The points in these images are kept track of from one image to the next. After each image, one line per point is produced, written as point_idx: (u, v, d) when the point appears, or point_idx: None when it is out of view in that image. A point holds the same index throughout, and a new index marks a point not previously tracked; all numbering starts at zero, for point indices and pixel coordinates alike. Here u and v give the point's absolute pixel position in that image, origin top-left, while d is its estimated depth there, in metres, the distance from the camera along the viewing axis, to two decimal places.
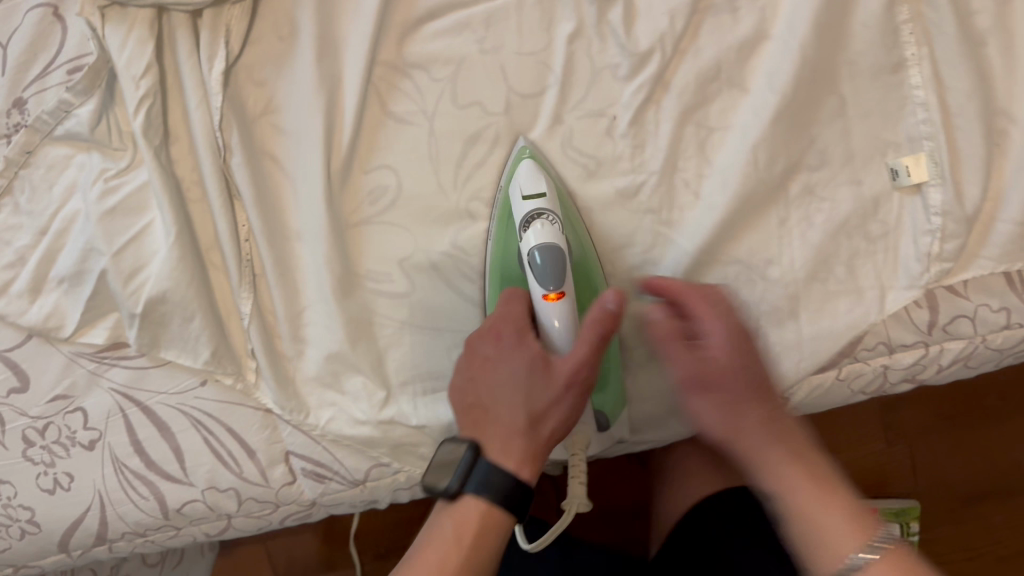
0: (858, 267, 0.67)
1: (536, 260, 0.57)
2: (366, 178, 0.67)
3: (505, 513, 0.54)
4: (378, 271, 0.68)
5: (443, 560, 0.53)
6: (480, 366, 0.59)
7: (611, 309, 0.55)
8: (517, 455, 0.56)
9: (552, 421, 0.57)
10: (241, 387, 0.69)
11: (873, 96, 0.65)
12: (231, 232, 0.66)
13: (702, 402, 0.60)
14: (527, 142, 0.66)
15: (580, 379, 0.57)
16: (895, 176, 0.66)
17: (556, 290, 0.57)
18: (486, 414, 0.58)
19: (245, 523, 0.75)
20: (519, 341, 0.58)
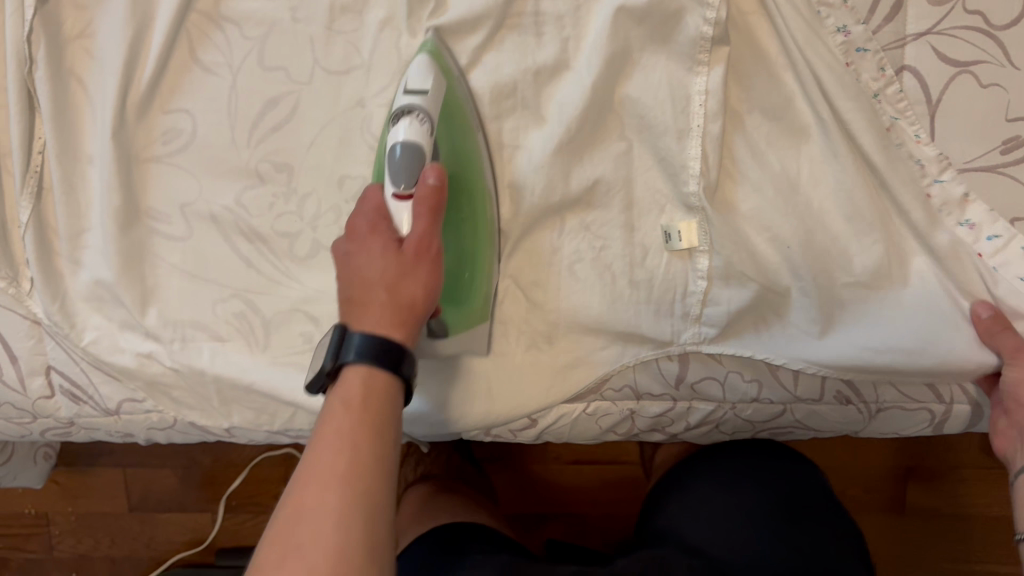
0: (615, 313, 0.68)
1: (395, 156, 0.58)
2: (163, 118, 0.68)
3: (387, 373, 0.52)
4: (160, 211, 0.69)
5: (340, 428, 0.49)
6: (342, 262, 0.58)
7: (431, 183, 0.56)
8: (384, 325, 0.54)
9: (413, 291, 0.56)
10: (12, 293, 0.70)
11: (664, 147, 0.65)
12: (23, 142, 0.68)
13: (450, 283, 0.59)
14: (435, 35, 0.65)
15: (429, 242, 0.57)
16: (668, 238, 0.67)
17: (407, 189, 0.57)
18: (352, 296, 0.56)
19: (6, 426, 0.76)
20: (372, 228, 0.57)
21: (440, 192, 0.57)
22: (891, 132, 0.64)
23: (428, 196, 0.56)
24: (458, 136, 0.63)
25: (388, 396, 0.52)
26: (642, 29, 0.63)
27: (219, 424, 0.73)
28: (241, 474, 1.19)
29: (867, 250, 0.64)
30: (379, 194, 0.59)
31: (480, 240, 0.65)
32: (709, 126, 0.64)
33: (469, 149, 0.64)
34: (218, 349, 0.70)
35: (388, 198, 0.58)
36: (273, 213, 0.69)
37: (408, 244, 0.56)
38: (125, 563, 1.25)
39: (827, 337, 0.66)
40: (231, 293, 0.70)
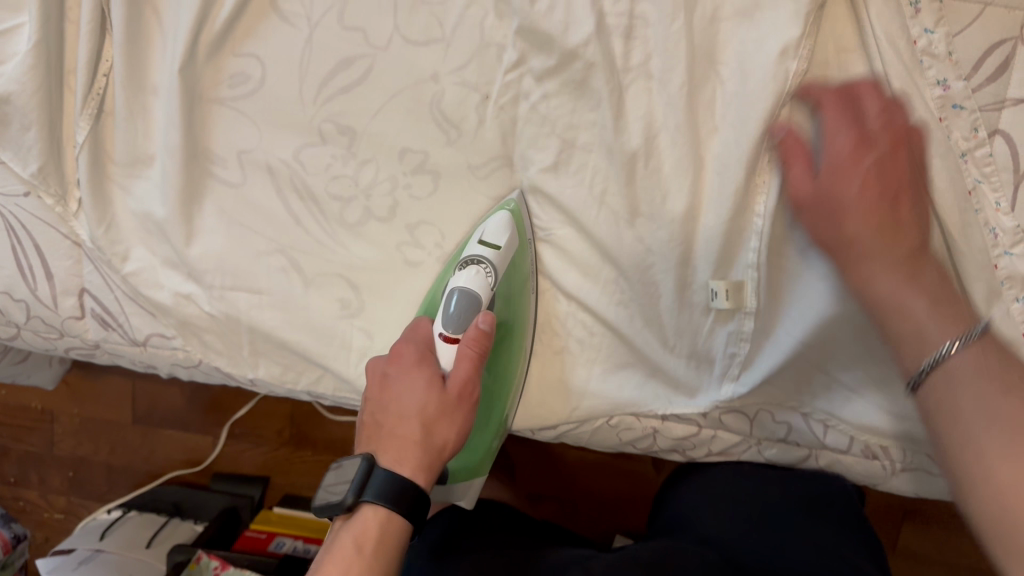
0: (652, 341, 0.67)
1: (451, 301, 0.62)
2: (233, 61, 0.67)
3: (403, 520, 0.55)
4: (220, 155, 0.69)
5: (347, 573, 0.52)
6: (378, 383, 0.60)
7: (483, 330, 0.61)
8: (411, 464, 0.56)
9: (447, 433, 0.58)
10: (59, 212, 0.70)
11: (737, 175, 0.62)
12: (90, 63, 0.67)
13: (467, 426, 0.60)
14: (518, 198, 0.69)
15: (467, 393, 0.60)
16: (713, 297, 0.64)
17: (456, 333, 0.62)
18: (382, 429, 0.58)
19: (31, 338, 0.76)
20: (419, 360, 0.61)
21: (486, 339, 0.61)
22: (972, 195, 0.62)
23: (475, 341, 0.60)
24: (513, 296, 0.68)
25: (399, 544, 0.54)
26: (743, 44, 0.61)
27: (245, 373, 0.73)
28: (247, 406, 1.19)
29: None
30: (430, 328, 0.63)
31: (501, 388, 0.68)
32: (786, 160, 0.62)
33: (516, 309, 0.68)
34: (255, 303, 0.70)
35: (438, 335, 0.62)
36: (328, 174, 0.69)
37: (452, 383, 0.59)
38: (121, 473, 1.27)
39: (855, 400, 0.67)
40: (276, 248, 0.70)
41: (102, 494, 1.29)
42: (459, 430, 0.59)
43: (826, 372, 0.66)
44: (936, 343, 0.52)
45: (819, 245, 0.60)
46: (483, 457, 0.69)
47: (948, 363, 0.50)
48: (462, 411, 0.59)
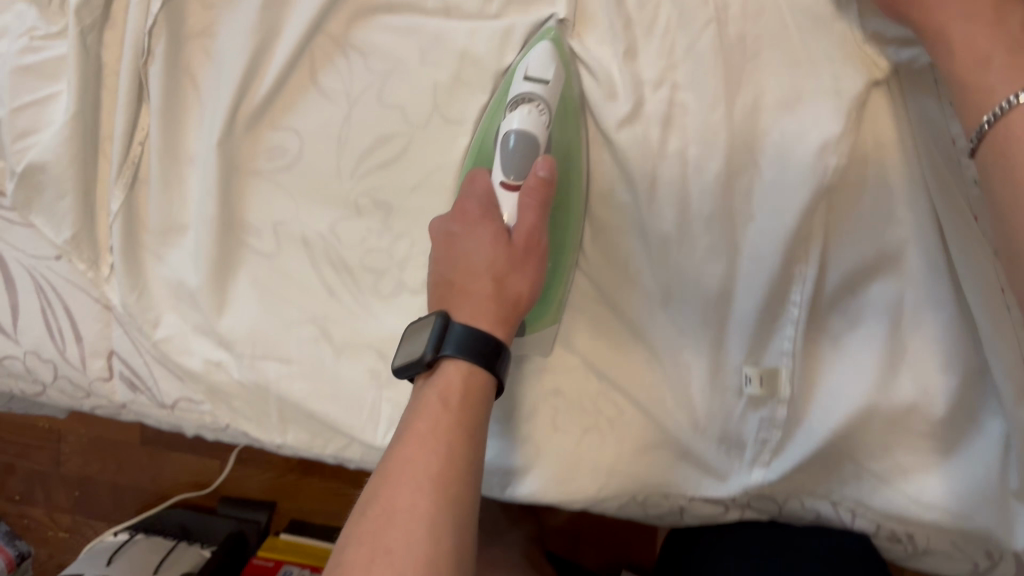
0: (683, 420, 0.68)
1: (509, 144, 0.60)
2: (271, 134, 0.67)
3: (484, 374, 0.54)
4: (256, 226, 0.69)
5: (436, 425, 0.51)
6: (444, 241, 0.60)
7: (543, 178, 0.57)
8: (486, 320, 0.55)
9: (518, 287, 0.57)
10: (91, 276, 0.70)
11: (772, 261, 0.62)
12: (126, 132, 0.67)
13: (535, 263, 0.59)
14: (556, 24, 0.62)
15: (535, 241, 0.58)
16: (747, 382, 0.65)
17: (516, 181, 0.60)
18: (453, 284, 0.57)
19: (58, 396, 0.76)
20: (483, 214, 0.59)
21: (550, 186, 0.58)
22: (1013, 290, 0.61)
23: (540, 187, 0.57)
24: (562, 133, 0.66)
25: (485, 398, 0.54)
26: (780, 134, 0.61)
27: (273, 439, 0.72)
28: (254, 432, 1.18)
29: (949, 403, 0.64)
30: (489, 180, 0.60)
31: (572, 228, 0.68)
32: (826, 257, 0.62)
33: (571, 143, 0.67)
34: (285, 373, 0.69)
35: (497, 185, 0.60)
36: (363, 247, 0.68)
37: (517, 236, 0.58)
38: (125, 492, 1.27)
39: (884, 486, 0.67)
40: (307, 318, 0.69)
41: (107, 514, 1.28)
42: (532, 262, 0.58)
43: (857, 461, 0.68)
44: (997, 96, 0.45)
45: (913, 26, 0.52)
46: (558, 309, 0.70)
47: (1010, 116, 0.45)
48: (532, 268, 0.58)
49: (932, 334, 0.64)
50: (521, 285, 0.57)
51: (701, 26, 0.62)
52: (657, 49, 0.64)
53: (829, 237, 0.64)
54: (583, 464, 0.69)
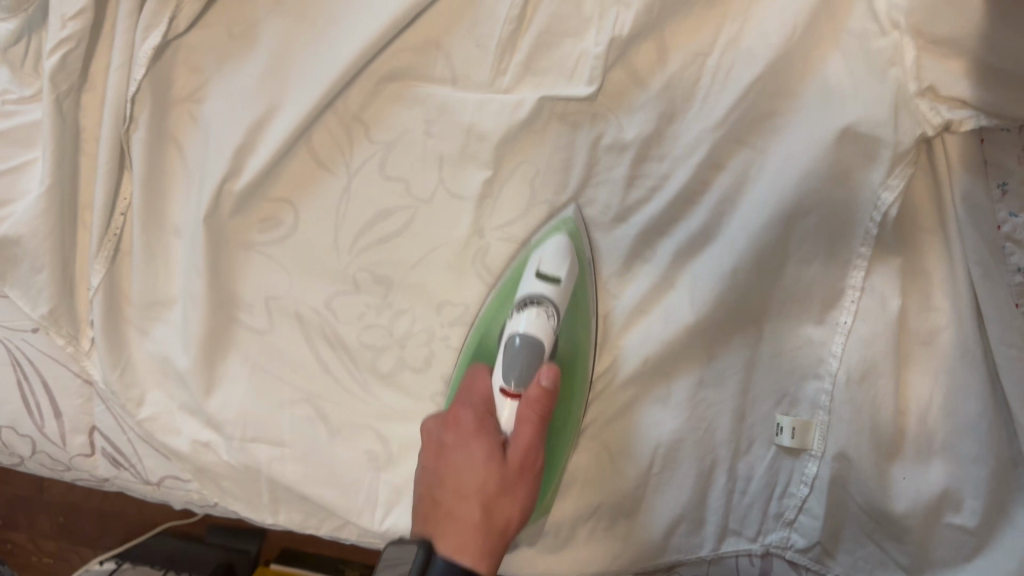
0: (702, 510, 0.64)
1: (513, 344, 0.57)
2: (265, 206, 0.63)
3: None
4: (247, 301, 0.65)
5: None
6: (435, 452, 0.55)
7: (546, 388, 0.55)
8: (472, 551, 0.48)
9: (507, 515, 0.52)
10: (70, 351, 0.66)
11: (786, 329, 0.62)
12: (106, 204, 0.62)
13: (525, 488, 0.53)
14: (575, 213, 0.62)
15: (530, 459, 0.53)
16: (779, 432, 0.62)
17: (517, 388, 0.56)
18: (438, 505, 0.52)
19: (36, 467, 0.72)
20: (478, 427, 0.54)
21: (550, 398, 0.55)
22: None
23: (539, 401, 0.54)
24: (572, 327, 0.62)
25: None
26: (798, 250, 0.59)
27: (263, 518, 0.68)
28: None
29: (980, 495, 0.60)
30: (487, 386, 0.57)
31: (570, 418, 0.62)
32: (856, 324, 0.60)
33: (576, 343, 0.62)
34: (277, 455, 0.65)
35: (496, 391, 0.56)
36: (361, 324, 0.64)
37: (511, 455, 0.53)
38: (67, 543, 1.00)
39: None
40: (301, 397, 0.65)
41: None
42: (512, 505, 0.52)
43: (882, 547, 0.63)
44: None
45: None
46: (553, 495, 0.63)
47: None
48: (520, 498, 0.53)
49: (965, 420, 0.60)
50: (500, 516, 0.51)
51: (736, 107, 0.58)
52: (688, 128, 0.59)
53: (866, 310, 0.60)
54: (580, 525, 0.64)
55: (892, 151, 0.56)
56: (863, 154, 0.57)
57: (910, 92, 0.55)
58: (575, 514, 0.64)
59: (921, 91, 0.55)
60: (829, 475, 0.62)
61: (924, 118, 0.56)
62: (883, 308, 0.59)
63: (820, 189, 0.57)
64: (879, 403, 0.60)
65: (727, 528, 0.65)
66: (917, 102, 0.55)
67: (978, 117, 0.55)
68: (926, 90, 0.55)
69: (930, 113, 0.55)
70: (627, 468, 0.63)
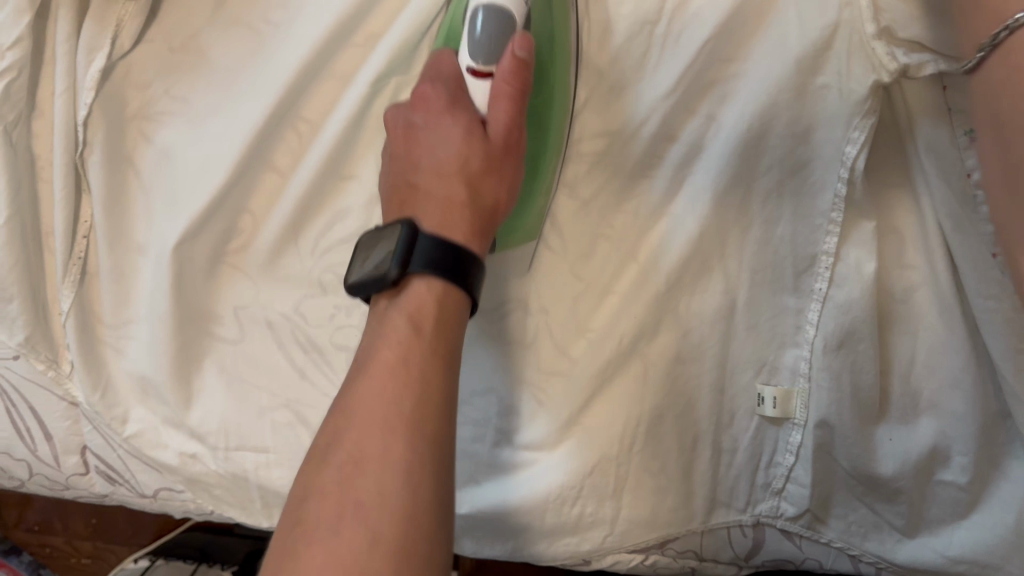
0: (690, 480, 0.63)
1: (476, 25, 0.53)
2: (221, 219, 0.62)
3: (457, 290, 0.49)
4: (218, 312, 0.65)
5: (408, 354, 0.46)
6: (404, 134, 0.54)
7: (518, 59, 0.52)
8: (461, 229, 0.50)
9: (495, 191, 0.53)
10: (52, 374, 0.66)
11: (764, 297, 0.59)
12: (68, 227, 0.63)
13: (510, 158, 0.54)
14: None
15: (513, 131, 0.53)
16: (761, 403, 0.61)
17: (486, 67, 0.53)
18: (413, 190, 0.53)
19: (38, 489, 0.73)
20: (450, 104, 0.53)
21: (525, 67, 0.53)
22: None
23: (514, 74, 0.52)
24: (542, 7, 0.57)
25: (457, 316, 0.49)
26: (763, 208, 0.58)
27: (259, 522, 0.69)
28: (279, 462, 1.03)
29: (970, 453, 0.59)
30: (454, 62, 0.54)
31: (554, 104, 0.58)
32: (831, 290, 0.58)
33: (547, 32, 0.57)
34: (262, 461, 0.66)
35: (465, 72, 0.54)
36: (333, 326, 0.63)
37: (494, 129, 0.53)
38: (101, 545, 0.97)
39: (908, 538, 0.63)
40: (281, 403, 0.65)
41: None
42: (494, 186, 0.53)
43: (873, 509, 0.63)
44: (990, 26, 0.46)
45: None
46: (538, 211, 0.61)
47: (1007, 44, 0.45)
48: (501, 174, 0.53)
49: (949, 377, 0.58)
50: (492, 189, 0.53)
51: (683, 78, 0.56)
52: (641, 101, 0.57)
53: (838, 275, 0.58)
54: (568, 508, 0.63)
55: (845, 111, 0.54)
56: (820, 114, 0.54)
57: (867, 34, 0.52)
58: (560, 496, 0.63)
59: (878, 34, 0.52)
60: (813, 441, 0.61)
61: (879, 65, 0.52)
62: (859, 272, 0.57)
63: (773, 158, 0.56)
64: (857, 370, 0.58)
65: (716, 501, 0.64)
66: (874, 45, 0.52)
67: (937, 61, 0.51)
68: (882, 32, 0.52)
69: (886, 59, 0.52)
70: (606, 448, 0.62)
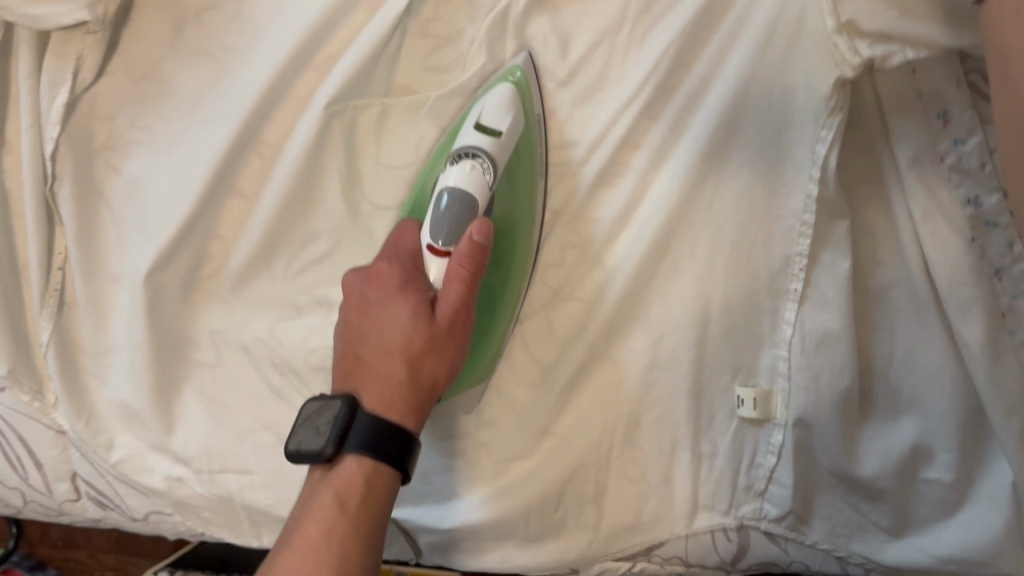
0: (672, 487, 0.62)
1: (440, 205, 0.54)
2: (193, 245, 0.63)
3: (390, 468, 0.50)
4: (195, 338, 0.65)
5: (330, 531, 0.47)
6: (358, 306, 0.55)
7: (476, 245, 0.52)
8: (397, 406, 0.51)
9: (436, 370, 0.53)
10: (37, 405, 0.67)
11: (741, 301, 0.58)
12: (42, 259, 0.64)
13: (453, 340, 0.54)
14: (524, 60, 0.58)
15: (462, 315, 0.53)
16: (739, 404, 0.60)
17: (445, 247, 0.53)
18: (360, 364, 0.53)
19: (35, 515, 0.74)
20: (402, 285, 0.54)
21: (481, 255, 0.52)
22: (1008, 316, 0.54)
23: (468, 263, 0.52)
24: (510, 178, 0.59)
25: (386, 494, 0.50)
26: (737, 206, 0.56)
27: (249, 541, 0.69)
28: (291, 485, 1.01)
29: (951, 450, 0.58)
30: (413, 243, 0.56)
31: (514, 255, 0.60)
32: (808, 290, 0.57)
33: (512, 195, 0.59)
34: (247, 483, 0.66)
35: (424, 248, 0.54)
36: (306, 347, 0.63)
37: (442, 310, 0.53)
38: None
39: (896, 538, 0.62)
40: (263, 424, 0.65)
41: None
42: (436, 365, 0.53)
43: (858, 510, 0.62)
44: None
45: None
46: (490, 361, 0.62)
47: None
48: (445, 354, 0.53)
49: (929, 375, 0.57)
50: (438, 359, 0.53)
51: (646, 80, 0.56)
52: (602, 109, 0.58)
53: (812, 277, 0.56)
54: (552, 512, 0.64)
55: (812, 106, 0.53)
56: (791, 111, 0.54)
57: (827, 29, 0.50)
58: (541, 499, 0.63)
59: (839, 29, 0.50)
60: (795, 442, 0.60)
61: (842, 60, 0.51)
62: (835, 272, 0.56)
63: (740, 159, 0.56)
64: (831, 374, 0.57)
65: (698, 505, 0.63)
66: (836, 40, 0.50)
67: (905, 51, 0.49)
68: (844, 25, 0.50)
69: (848, 52, 0.50)
70: (584, 453, 0.62)
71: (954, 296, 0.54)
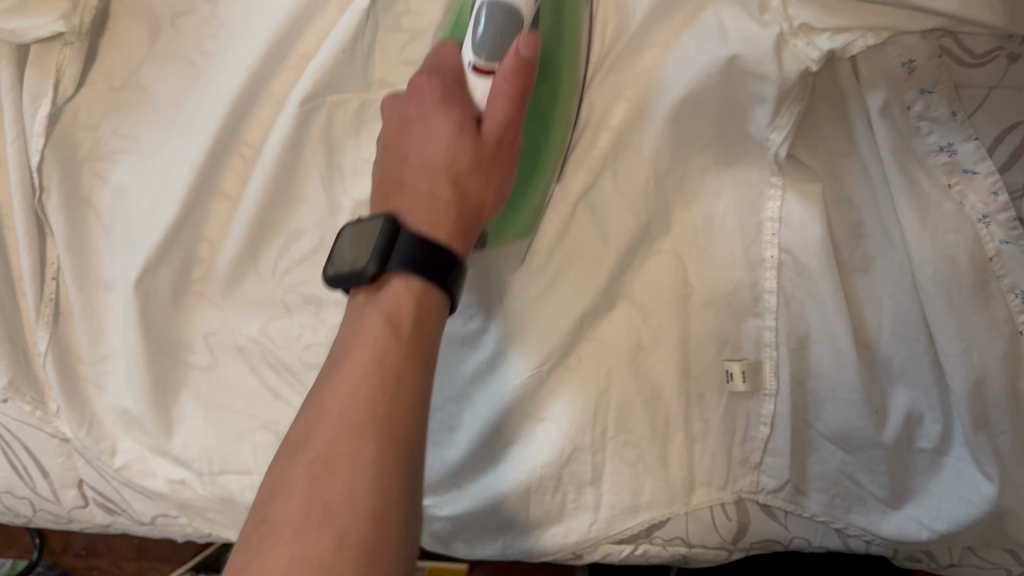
0: (667, 467, 0.62)
1: (481, 19, 0.51)
2: (181, 250, 0.63)
3: (438, 290, 0.47)
4: (189, 341, 0.66)
5: (383, 352, 0.44)
6: (398, 127, 0.54)
7: (522, 58, 0.49)
8: (445, 228, 0.49)
9: (482, 192, 0.51)
10: (40, 414, 0.68)
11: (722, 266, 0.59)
12: (35, 270, 0.64)
13: (496, 167, 0.52)
14: None
15: (508, 134, 0.51)
16: (728, 378, 0.60)
17: (489, 64, 0.52)
18: (401, 185, 0.51)
19: (46, 523, 0.75)
20: (443, 98, 0.52)
21: (528, 66, 0.50)
22: (994, 261, 0.52)
23: (514, 73, 0.50)
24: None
25: (438, 316, 0.47)
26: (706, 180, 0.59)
27: None
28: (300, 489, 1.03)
29: (945, 419, 0.57)
30: (454, 61, 0.54)
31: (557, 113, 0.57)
32: (783, 256, 0.57)
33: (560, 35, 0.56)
34: (247, 484, 0.67)
35: (467, 66, 0.53)
36: (301, 345, 0.64)
37: (488, 128, 0.51)
38: None
39: (893, 510, 0.61)
40: (260, 424, 0.66)
41: None
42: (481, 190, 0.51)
43: (855, 483, 0.61)
44: None
45: None
46: (534, 211, 0.59)
47: None
48: (488, 177, 0.51)
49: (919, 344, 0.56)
50: (479, 194, 0.51)
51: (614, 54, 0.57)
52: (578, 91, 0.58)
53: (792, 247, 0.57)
54: (551, 496, 0.64)
55: (769, 98, 0.53)
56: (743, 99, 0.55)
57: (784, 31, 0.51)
58: (530, 484, 0.63)
59: (795, 31, 0.51)
60: (787, 412, 0.60)
61: (805, 58, 0.51)
62: (804, 234, 0.56)
63: (709, 133, 0.57)
64: (815, 343, 0.58)
65: (696, 481, 0.63)
66: (794, 43, 0.51)
67: (865, 37, 0.50)
68: (799, 28, 0.50)
69: (809, 51, 0.51)
70: (576, 437, 0.62)
71: (930, 264, 0.53)
